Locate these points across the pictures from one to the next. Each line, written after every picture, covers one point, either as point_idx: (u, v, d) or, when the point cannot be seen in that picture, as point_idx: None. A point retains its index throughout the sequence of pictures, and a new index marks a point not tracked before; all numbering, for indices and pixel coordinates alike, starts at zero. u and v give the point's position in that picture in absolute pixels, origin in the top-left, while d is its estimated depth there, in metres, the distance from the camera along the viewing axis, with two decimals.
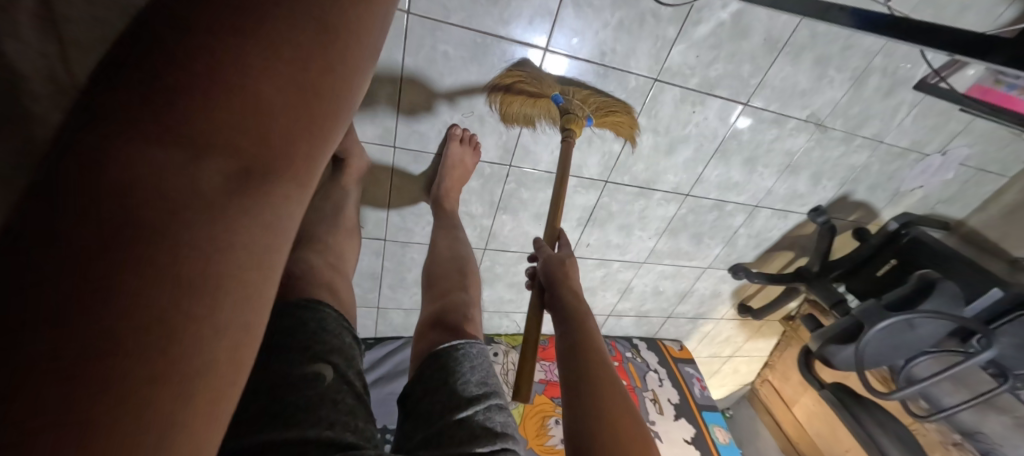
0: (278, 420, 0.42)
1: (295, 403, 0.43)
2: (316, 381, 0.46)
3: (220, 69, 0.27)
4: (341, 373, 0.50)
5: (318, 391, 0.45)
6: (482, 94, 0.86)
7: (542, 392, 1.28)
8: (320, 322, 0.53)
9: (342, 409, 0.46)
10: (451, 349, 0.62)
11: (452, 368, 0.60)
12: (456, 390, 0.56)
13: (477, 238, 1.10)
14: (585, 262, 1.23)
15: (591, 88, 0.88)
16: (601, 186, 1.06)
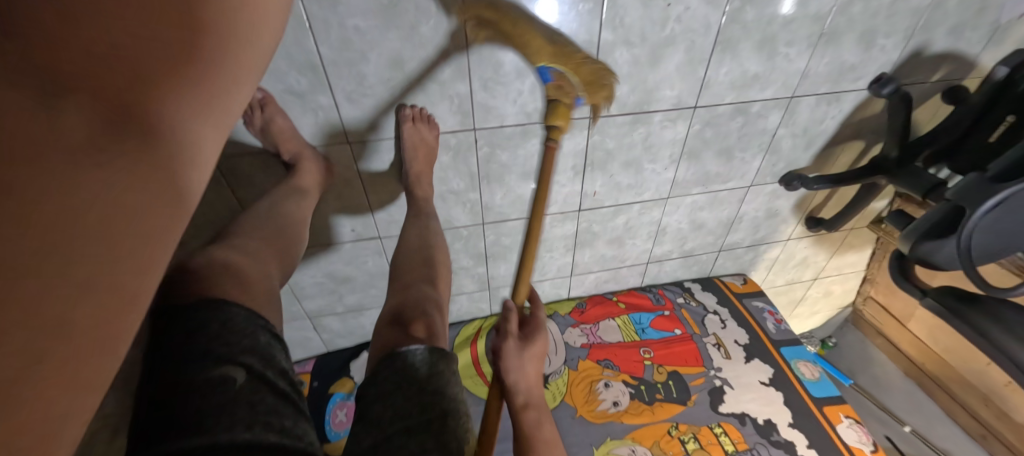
0: (183, 430, 0.43)
1: (206, 408, 0.45)
2: (227, 384, 0.48)
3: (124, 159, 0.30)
4: (259, 373, 0.51)
5: (229, 396, 0.47)
6: (414, 61, 0.78)
7: (586, 356, 1.19)
8: (228, 321, 0.53)
9: (266, 410, 0.48)
10: (412, 349, 0.66)
11: (409, 372, 0.64)
12: (407, 397, 0.61)
13: (471, 214, 1.04)
14: (598, 212, 1.11)
15: (582, 54, 0.74)
16: (586, 124, 0.93)
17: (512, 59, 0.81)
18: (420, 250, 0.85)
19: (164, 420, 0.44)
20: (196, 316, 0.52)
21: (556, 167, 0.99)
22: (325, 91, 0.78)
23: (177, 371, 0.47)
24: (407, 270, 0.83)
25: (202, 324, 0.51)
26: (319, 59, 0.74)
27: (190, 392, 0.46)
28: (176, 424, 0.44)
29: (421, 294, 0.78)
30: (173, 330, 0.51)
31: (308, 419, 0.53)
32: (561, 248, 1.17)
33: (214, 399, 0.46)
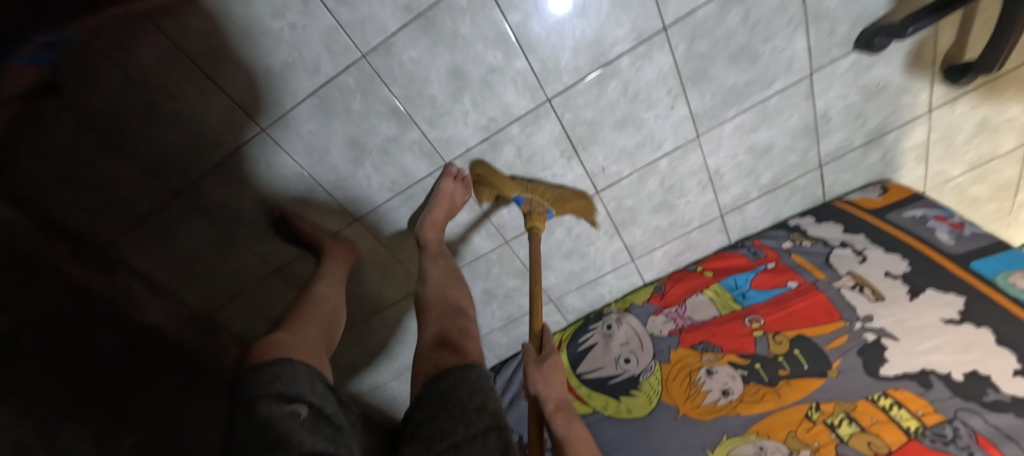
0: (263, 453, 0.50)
1: (276, 433, 0.52)
2: (295, 417, 0.56)
3: None
4: (317, 410, 0.60)
5: (292, 424, 0.54)
6: (363, 133, 0.86)
7: (679, 344, 1.04)
8: (292, 374, 0.63)
9: (322, 436, 0.56)
10: (456, 369, 0.65)
11: (453, 393, 0.62)
12: (454, 417, 0.58)
13: (489, 238, 1.05)
14: (619, 187, 0.99)
15: (543, 183, 0.95)
16: (549, 108, 0.86)
17: (438, 87, 0.82)
18: None
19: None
20: (269, 370, 0.62)
21: (544, 162, 0.93)
22: (319, 188, 0.93)
23: (252, 412, 0.55)
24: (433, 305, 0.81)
25: (277, 374, 0.61)
26: (300, 166, 0.89)
27: (256, 430, 0.53)
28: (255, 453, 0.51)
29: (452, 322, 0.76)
30: (240, 387, 0.60)
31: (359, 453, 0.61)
32: (603, 237, 1.07)
33: (283, 425, 0.54)
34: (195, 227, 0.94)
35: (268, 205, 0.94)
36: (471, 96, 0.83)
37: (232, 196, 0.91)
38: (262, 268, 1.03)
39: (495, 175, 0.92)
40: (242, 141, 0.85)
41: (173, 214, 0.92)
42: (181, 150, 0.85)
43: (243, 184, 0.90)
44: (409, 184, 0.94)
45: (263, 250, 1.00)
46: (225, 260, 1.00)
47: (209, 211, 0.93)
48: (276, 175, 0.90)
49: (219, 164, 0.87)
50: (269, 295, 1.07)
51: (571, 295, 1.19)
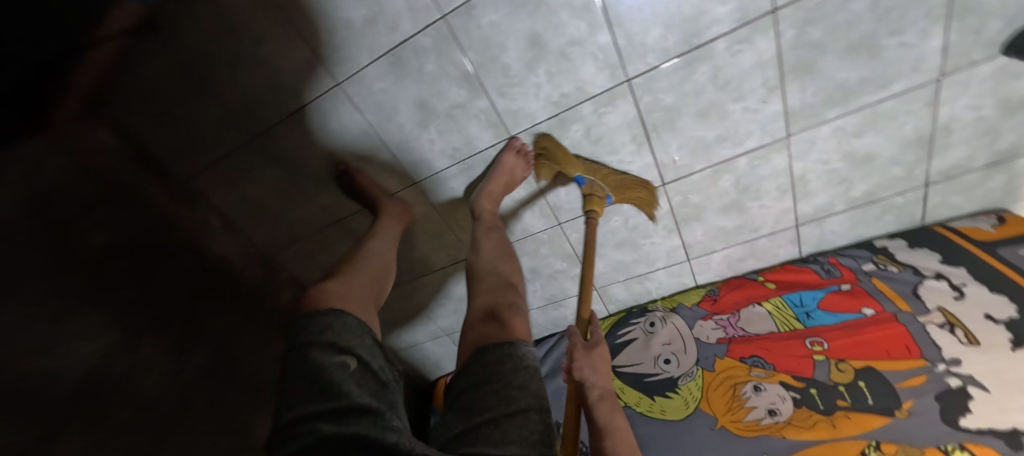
0: (315, 398, 0.53)
1: (327, 382, 0.55)
2: (344, 368, 0.58)
3: None
4: (365, 363, 0.62)
5: (343, 374, 0.57)
6: (433, 95, 0.84)
7: (726, 354, 0.99)
8: (344, 325, 0.65)
9: (367, 389, 0.59)
10: (500, 345, 0.65)
11: (496, 368, 0.62)
12: (496, 392, 0.59)
13: (542, 217, 1.03)
14: (688, 181, 0.92)
15: (607, 166, 0.90)
16: (627, 89, 0.80)
17: (514, 56, 0.78)
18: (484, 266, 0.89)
19: (293, 396, 0.55)
20: (324, 319, 0.65)
21: (611, 146, 0.88)
22: (383, 147, 0.94)
23: (307, 356, 0.58)
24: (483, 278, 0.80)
25: (329, 324, 0.64)
26: (370, 124, 0.90)
27: (309, 376, 0.56)
28: (307, 396, 0.54)
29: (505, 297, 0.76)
30: (298, 330, 0.63)
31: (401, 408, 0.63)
32: (661, 231, 1.02)
33: (333, 375, 0.56)
34: (268, 169, 0.98)
35: (334, 159, 0.96)
36: (547, 68, 0.79)
37: (301, 145, 0.94)
38: (323, 218, 1.07)
39: (563, 153, 0.88)
40: (318, 92, 0.86)
41: (249, 155, 0.96)
42: (262, 97, 0.87)
43: (313, 135, 0.92)
44: (471, 153, 0.92)
45: (325, 201, 1.03)
46: (290, 205, 1.05)
47: (281, 155, 0.96)
48: (344, 130, 0.91)
49: (294, 113, 0.89)
50: (326, 243, 1.12)
51: (616, 286, 1.15)
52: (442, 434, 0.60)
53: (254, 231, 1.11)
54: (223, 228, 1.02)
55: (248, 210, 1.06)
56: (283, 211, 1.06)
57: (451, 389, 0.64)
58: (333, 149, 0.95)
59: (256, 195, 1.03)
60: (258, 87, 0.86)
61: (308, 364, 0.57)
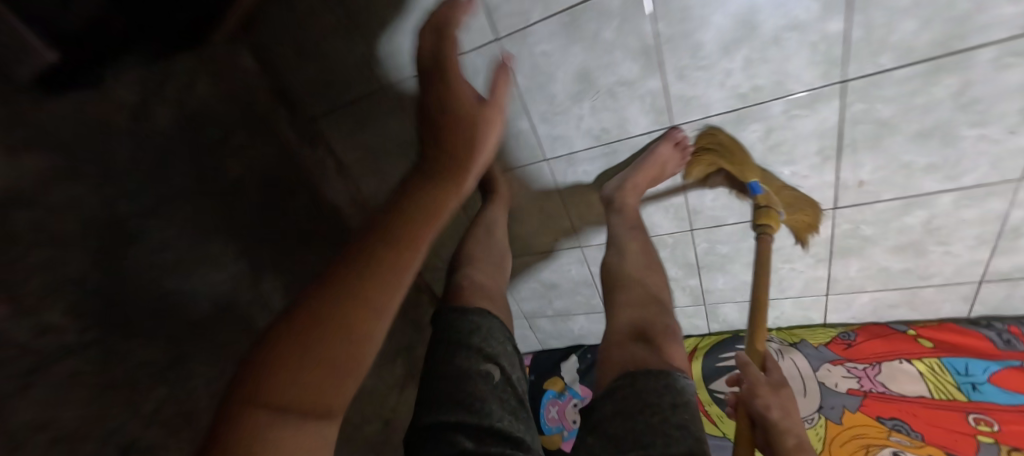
0: (456, 406, 0.61)
1: (469, 392, 0.62)
2: (488, 378, 0.65)
3: (306, 323, 0.28)
4: (506, 374, 0.68)
5: (485, 387, 0.63)
6: (599, 68, 0.74)
7: (858, 409, 0.87)
8: (490, 331, 0.70)
9: (506, 404, 0.65)
10: (654, 373, 0.62)
11: (650, 398, 0.59)
12: (651, 426, 0.56)
13: (674, 220, 0.92)
14: (868, 209, 0.79)
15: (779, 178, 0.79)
16: (837, 92, 0.67)
17: (714, 35, 0.66)
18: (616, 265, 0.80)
19: (438, 396, 0.63)
20: (473, 320, 0.70)
21: (790, 155, 0.76)
22: (522, 116, 0.85)
23: (456, 359, 0.65)
24: (625, 288, 0.78)
25: (476, 327, 0.69)
26: (517, 88, 0.81)
27: (455, 379, 0.63)
28: (448, 401, 0.62)
29: (649, 314, 0.73)
30: (452, 328, 0.69)
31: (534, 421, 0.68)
32: (808, 259, 0.90)
33: (477, 386, 0.63)
34: (395, 121, 0.92)
35: None
36: (747, 53, 0.67)
37: None
38: None
39: (740, 151, 0.75)
40: (472, 45, 0.78)
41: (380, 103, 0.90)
42: (409, 44, 0.79)
43: None
44: (619, 137, 0.82)
45: None
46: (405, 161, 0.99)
47: (412, 108, 0.89)
48: (486, 92, 0.83)
49: None
50: None
51: (730, 306, 1.05)
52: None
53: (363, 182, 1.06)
54: (337, 172, 1.04)
55: (363, 157, 1.02)
56: (398, 167, 1.01)
57: (596, 409, 0.64)
58: None
59: (375, 144, 0.98)
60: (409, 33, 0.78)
61: (457, 370, 0.64)
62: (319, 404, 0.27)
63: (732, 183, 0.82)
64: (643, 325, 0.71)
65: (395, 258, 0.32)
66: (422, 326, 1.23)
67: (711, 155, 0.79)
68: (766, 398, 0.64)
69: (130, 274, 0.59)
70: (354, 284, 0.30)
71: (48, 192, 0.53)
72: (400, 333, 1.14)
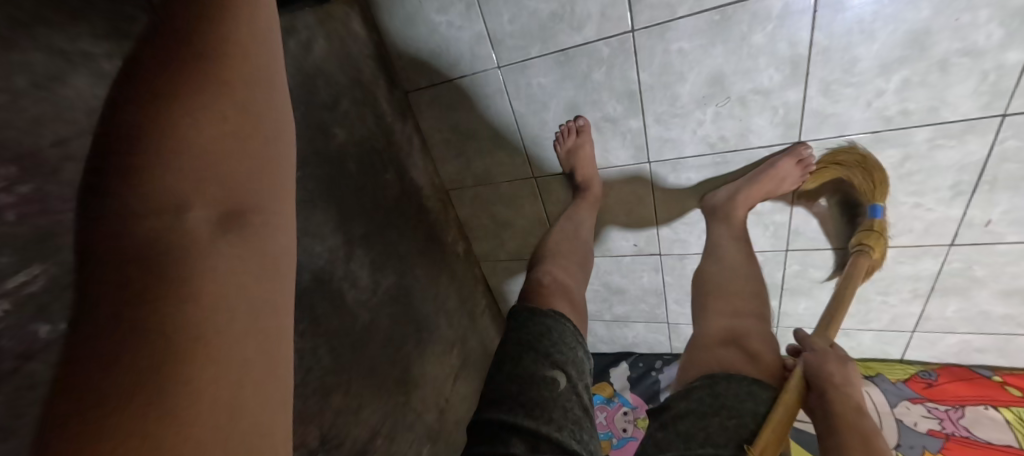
0: (514, 407, 0.59)
1: (533, 396, 0.59)
2: (554, 386, 0.61)
3: (148, 234, 0.23)
4: (573, 382, 0.64)
5: (550, 395, 0.60)
6: (738, 73, 0.70)
7: (939, 451, 0.85)
8: (561, 333, 0.67)
9: (570, 413, 0.61)
10: (738, 378, 0.61)
11: (728, 402, 0.59)
12: (726, 428, 0.56)
13: (771, 238, 0.89)
14: (989, 249, 0.76)
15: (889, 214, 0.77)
16: (993, 125, 0.64)
17: (875, 50, 0.63)
18: (719, 279, 0.77)
19: (500, 393, 0.61)
20: (542, 321, 0.67)
21: (920, 185, 0.73)
22: (636, 114, 0.80)
23: (521, 362, 0.62)
24: (722, 298, 0.75)
25: (545, 331, 0.66)
26: (638, 84, 0.76)
27: (518, 381, 0.61)
28: (506, 398, 0.60)
29: (748, 328, 0.69)
30: (521, 327, 0.67)
31: (595, 431, 0.64)
32: (904, 293, 0.87)
33: (540, 392, 0.60)
34: (494, 106, 0.88)
35: (573, 112, 0.84)
36: (907, 74, 0.63)
37: (543, 88, 0.83)
38: (521, 170, 0.97)
39: (876, 169, 0.72)
40: (601, 35, 0.73)
41: (482, 85, 0.86)
42: (535, 26, 0.75)
43: (564, 81, 0.80)
44: (738, 147, 0.79)
45: (534, 153, 0.93)
46: (494, 148, 0.95)
47: (515, 94, 0.85)
48: (602, 84, 0.79)
49: (560, 52, 0.77)
50: (509, 196, 1.03)
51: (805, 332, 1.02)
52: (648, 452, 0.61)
53: (442, 164, 1.02)
54: (421, 151, 0.98)
55: (446, 139, 0.97)
56: (483, 153, 0.97)
57: (670, 409, 0.63)
58: (577, 101, 0.83)
59: (464, 127, 0.94)
60: (538, 14, 0.74)
61: (521, 371, 0.62)
62: (229, 212, 0.26)
63: (845, 207, 0.81)
64: (736, 335, 0.69)
65: (200, 69, 0.26)
66: (476, 317, 1.20)
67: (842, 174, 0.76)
68: (827, 362, 0.62)
69: None
70: (182, 170, 0.24)
71: None
72: (458, 323, 1.10)
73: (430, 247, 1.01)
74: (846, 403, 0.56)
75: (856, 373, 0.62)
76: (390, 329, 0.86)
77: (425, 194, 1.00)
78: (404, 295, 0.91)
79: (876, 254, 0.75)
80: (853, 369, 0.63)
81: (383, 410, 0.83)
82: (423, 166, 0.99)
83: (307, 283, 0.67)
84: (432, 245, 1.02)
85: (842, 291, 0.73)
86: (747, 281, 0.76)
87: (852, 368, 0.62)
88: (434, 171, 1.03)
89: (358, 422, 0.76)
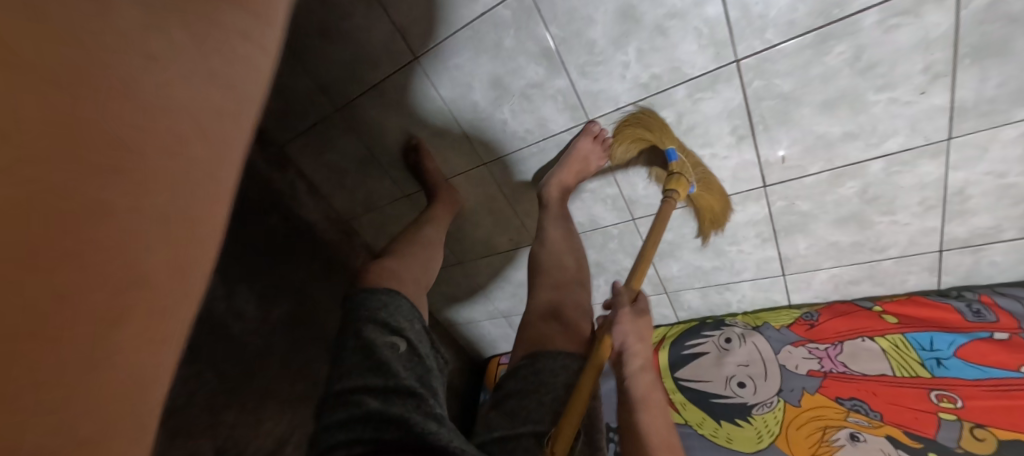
0: (363, 372, 0.60)
1: (377, 359, 0.61)
2: (394, 348, 0.64)
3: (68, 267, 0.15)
4: (413, 346, 0.67)
5: (391, 355, 0.63)
6: (509, 73, 0.79)
7: (818, 391, 0.85)
8: (397, 306, 0.70)
9: (413, 371, 0.64)
10: (551, 352, 0.69)
11: (546, 375, 0.67)
12: (542, 403, 0.64)
13: (615, 211, 0.94)
14: (799, 184, 0.78)
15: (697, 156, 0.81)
16: (731, 71, 0.68)
17: (602, 31, 0.69)
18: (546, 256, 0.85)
19: (347, 366, 0.62)
20: (378, 297, 0.69)
21: (705, 137, 0.77)
22: (454, 124, 0.90)
23: (361, 333, 0.64)
24: (547, 272, 0.82)
25: (384, 303, 0.68)
26: (442, 99, 0.87)
27: (366, 351, 0.62)
28: (354, 369, 0.61)
29: (565, 297, 0.79)
30: (356, 304, 0.68)
31: (443, 382, 0.70)
32: (753, 239, 0.88)
33: (384, 355, 0.62)
34: (349, 141, 1.01)
35: (407, 134, 0.96)
36: (638, 44, 0.69)
37: (376, 117, 0.94)
38: (393, 191, 1.08)
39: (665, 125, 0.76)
40: (395, 67, 0.84)
41: (334, 128, 1.00)
42: (348, 70, 0.88)
43: (388, 109, 0.92)
44: (543, 135, 0.86)
45: (396, 175, 1.04)
46: (364, 176, 1.08)
47: (359, 128, 0.98)
48: (418, 106, 0.90)
49: (374, 87, 0.89)
50: (396, 215, 1.14)
51: (690, 293, 1.04)
52: (483, 426, 0.66)
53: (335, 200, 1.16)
54: (308, 192, 1.12)
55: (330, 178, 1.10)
56: (359, 181, 1.10)
57: (501, 389, 0.70)
58: (406, 123, 0.94)
59: (336, 164, 1.07)
60: (344, 61, 0.87)
61: (365, 342, 0.62)
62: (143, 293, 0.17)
63: (653, 168, 0.84)
64: (555, 306, 0.77)
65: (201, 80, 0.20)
66: None
67: (642, 129, 0.79)
68: (627, 328, 0.68)
69: None
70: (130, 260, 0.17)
71: None
72: None
73: (333, 274, 1.14)
74: (633, 361, 0.65)
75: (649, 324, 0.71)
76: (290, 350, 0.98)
77: (322, 228, 1.14)
78: (306, 319, 1.03)
79: (682, 196, 0.80)
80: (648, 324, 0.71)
81: (290, 423, 0.94)
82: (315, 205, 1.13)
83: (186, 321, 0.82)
84: (337, 272, 1.15)
85: (655, 229, 0.79)
86: (565, 253, 0.84)
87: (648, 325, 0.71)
88: (329, 207, 1.16)
89: (260, 434, 0.88)
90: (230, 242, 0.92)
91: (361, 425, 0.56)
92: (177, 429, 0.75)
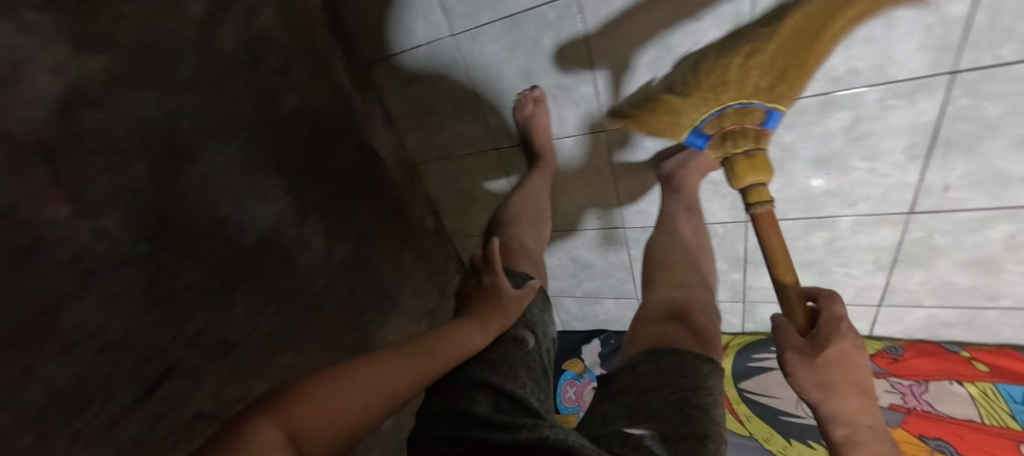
0: (485, 365, 0.64)
1: (501, 354, 0.66)
2: (521, 344, 0.69)
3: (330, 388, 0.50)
4: (537, 347, 0.71)
5: (516, 352, 0.67)
6: (683, 34, 0.69)
7: (900, 426, 0.85)
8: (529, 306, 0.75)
9: (532, 374, 0.67)
10: (683, 353, 0.60)
11: (670, 374, 0.58)
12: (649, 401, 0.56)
13: (731, 209, 0.88)
14: (948, 217, 0.74)
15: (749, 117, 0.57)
16: (942, 83, 0.62)
17: None
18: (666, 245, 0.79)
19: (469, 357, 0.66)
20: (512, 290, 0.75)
21: (874, 149, 0.71)
22: (587, 79, 0.79)
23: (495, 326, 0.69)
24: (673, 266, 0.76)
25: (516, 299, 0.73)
26: (586, 49, 0.75)
27: (493, 347, 0.68)
28: (478, 360, 0.65)
29: (694, 301, 0.70)
30: None
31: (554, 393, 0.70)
32: (867, 265, 0.86)
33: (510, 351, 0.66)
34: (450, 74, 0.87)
35: (528, 82, 0.84)
36: (853, 30, 0.62)
37: (496, 55, 0.81)
38: (482, 142, 0.97)
39: (814, 61, 0.53)
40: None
41: (436, 57, 0.85)
42: None
43: (516, 47, 0.79)
44: None
45: (494, 124, 0.93)
46: (453, 118, 0.95)
47: (468, 62, 0.84)
48: (553, 52, 0.78)
49: (509, 18, 0.75)
50: (474, 168, 1.03)
51: (770, 306, 1.00)
52: (591, 422, 0.61)
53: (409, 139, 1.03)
54: (384, 123, 0.98)
55: (412, 113, 0.97)
56: (445, 123, 0.97)
57: (618, 380, 0.62)
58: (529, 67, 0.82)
59: (425, 98, 0.94)
60: None
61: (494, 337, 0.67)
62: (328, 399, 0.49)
63: (798, 173, 0.78)
64: (680, 305, 0.69)
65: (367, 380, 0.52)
66: (449, 291, 1.21)
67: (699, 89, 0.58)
68: (806, 378, 0.46)
69: (182, 196, 0.60)
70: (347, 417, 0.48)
71: (110, 98, 0.53)
72: (428, 296, 1.12)
73: (395, 220, 1.02)
74: (834, 433, 0.45)
75: (855, 348, 0.46)
76: (348, 296, 0.87)
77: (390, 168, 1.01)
78: (366, 264, 0.92)
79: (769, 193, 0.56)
80: (852, 346, 0.47)
81: None
82: (387, 139, 1.00)
83: (253, 244, 0.69)
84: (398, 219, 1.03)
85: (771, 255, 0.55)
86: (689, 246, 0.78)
87: (856, 350, 0.46)
88: (400, 145, 1.03)
89: None
90: (303, 163, 0.78)
91: (468, 422, 0.56)
92: (237, 366, 0.66)
